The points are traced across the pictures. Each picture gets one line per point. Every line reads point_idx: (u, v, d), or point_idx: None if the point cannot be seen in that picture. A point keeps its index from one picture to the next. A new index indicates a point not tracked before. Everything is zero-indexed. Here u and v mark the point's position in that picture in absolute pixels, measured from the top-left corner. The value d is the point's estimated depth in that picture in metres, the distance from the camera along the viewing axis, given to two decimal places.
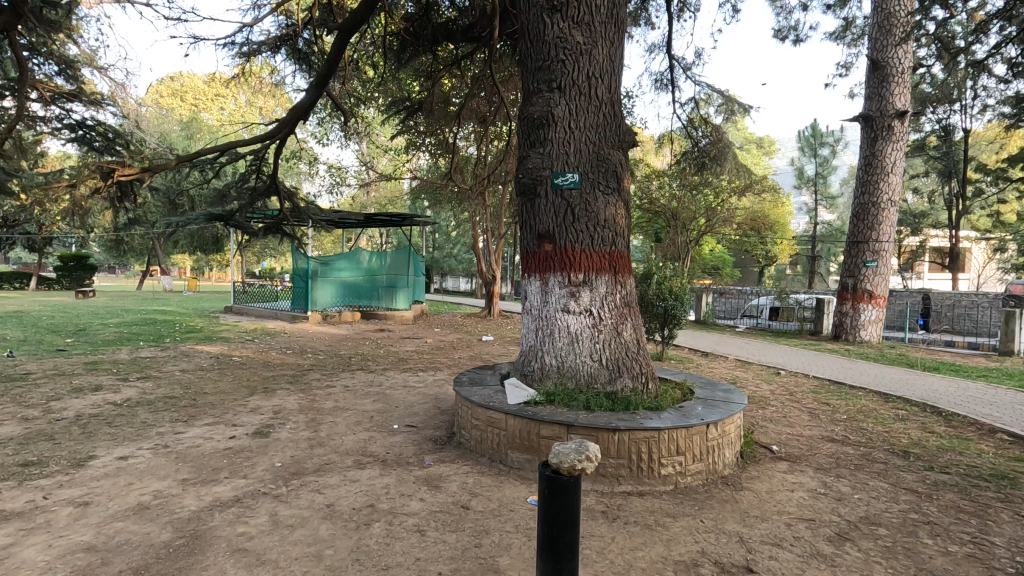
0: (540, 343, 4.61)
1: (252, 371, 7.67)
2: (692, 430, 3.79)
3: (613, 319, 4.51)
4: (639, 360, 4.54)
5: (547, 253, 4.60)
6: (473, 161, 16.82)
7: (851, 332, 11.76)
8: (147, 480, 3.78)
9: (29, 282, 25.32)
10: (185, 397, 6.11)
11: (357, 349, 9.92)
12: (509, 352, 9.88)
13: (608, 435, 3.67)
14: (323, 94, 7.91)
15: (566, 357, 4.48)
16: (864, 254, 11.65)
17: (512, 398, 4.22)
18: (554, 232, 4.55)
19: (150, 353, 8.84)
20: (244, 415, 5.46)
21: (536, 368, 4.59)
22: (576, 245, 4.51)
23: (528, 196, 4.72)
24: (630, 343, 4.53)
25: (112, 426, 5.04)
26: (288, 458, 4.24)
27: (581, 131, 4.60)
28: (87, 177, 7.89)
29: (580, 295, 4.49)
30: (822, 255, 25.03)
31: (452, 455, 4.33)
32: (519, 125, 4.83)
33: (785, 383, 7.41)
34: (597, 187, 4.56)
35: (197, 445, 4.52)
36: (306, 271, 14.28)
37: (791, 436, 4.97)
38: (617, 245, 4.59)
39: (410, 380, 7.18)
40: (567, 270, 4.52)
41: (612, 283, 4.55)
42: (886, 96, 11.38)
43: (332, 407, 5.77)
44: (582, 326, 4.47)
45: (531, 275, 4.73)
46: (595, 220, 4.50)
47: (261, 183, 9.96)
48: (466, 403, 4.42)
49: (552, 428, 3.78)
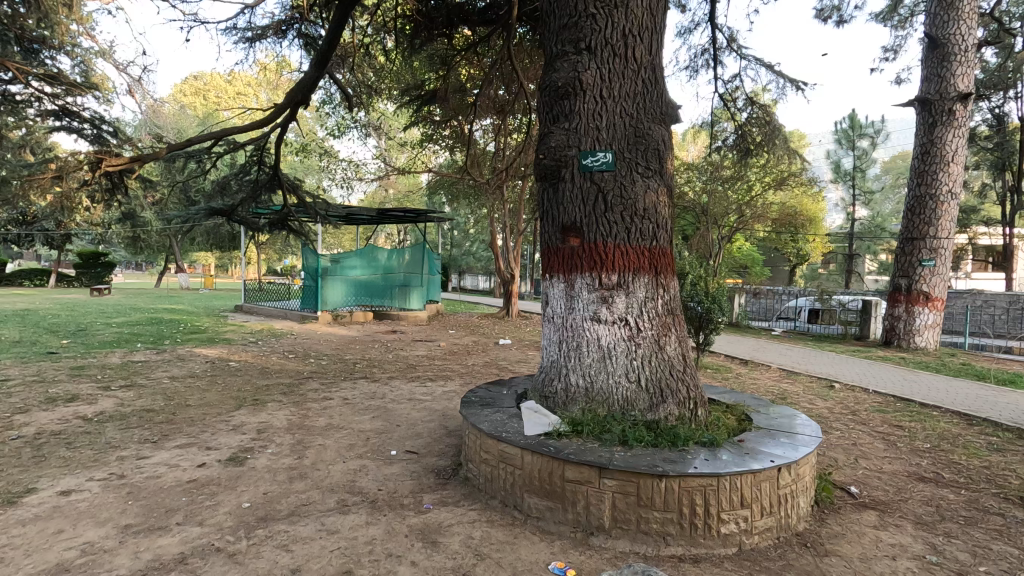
0: (564, 358, 3.81)
1: (247, 379, 7.01)
2: (759, 478, 2.97)
3: (654, 330, 3.70)
4: (687, 382, 3.70)
5: (573, 250, 3.81)
6: (491, 155, 16.05)
7: (904, 338, 10.69)
8: (81, 527, 3.09)
9: (49, 278, 25.38)
10: (164, 411, 5.45)
11: (364, 353, 9.24)
12: (528, 359, 9.06)
13: (651, 482, 2.88)
14: (324, 74, 7.17)
15: (596, 378, 3.66)
16: (920, 252, 10.59)
17: (530, 427, 3.44)
18: (582, 223, 3.77)
19: (143, 357, 8.26)
20: (224, 434, 4.77)
21: (559, 389, 3.78)
22: (607, 239, 3.70)
23: (550, 181, 3.93)
24: (674, 361, 3.71)
25: (70, 448, 4.38)
26: (258, 496, 3.51)
27: (615, 100, 3.79)
28: (69, 168, 7.28)
29: (614, 301, 3.68)
30: (861, 253, 23.63)
31: (456, 495, 3.55)
32: (540, 97, 4.04)
33: (844, 399, 6.48)
34: (633, 170, 3.74)
35: (156, 476, 3.82)
36: (316, 268, 13.63)
37: (870, 473, 4.08)
38: (658, 240, 3.77)
39: (418, 392, 6.42)
40: (597, 270, 3.71)
41: (652, 286, 3.73)
42: (946, 77, 10.28)
43: (324, 427, 5.03)
44: (616, 338, 3.66)
45: (553, 275, 3.94)
46: (631, 211, 3.71)
47: (263, 175, 9.39)
48: (474, 430, 3.64)
49: (580, 470, 3.01)
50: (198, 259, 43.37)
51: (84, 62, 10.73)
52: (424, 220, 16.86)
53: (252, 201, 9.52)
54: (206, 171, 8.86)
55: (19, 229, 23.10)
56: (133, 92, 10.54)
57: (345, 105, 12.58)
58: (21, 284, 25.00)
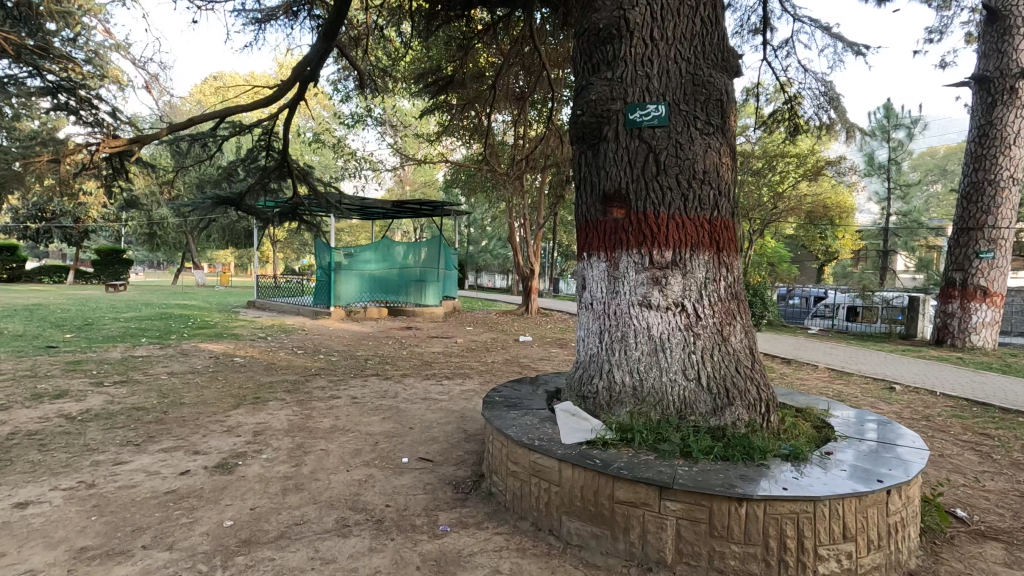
0: (607, 351, 3.20)
1: (250, 375, 6.52)
2: (865, 503, 2.33)
3: (716, 318, 3.08)
4: (757, 381, 3.05)
5: (617, 222, 3.20)
6: (509, 145, 15.43)
7: (959, 336, 9.87)
8: (27, 550, 2.55)
9: (67, 275, 25.41)
10: (155, 410, 4.95)
11: (377, 350, 8.71)
12: (551, 356, 8.43)
13: (727, 507, 2.26)
14: (333, 45, 6.61)
15: (646, 375, 3.04)
16: (977, 243, 9.74)
17: (568, 434, 2.84)
18: (628, 189, 3.16)
19: (144, 352, 7.83)
20: (216, 436, 4.25)
21: (600, 387, 3.16)
22: (657, 208, 3.09)
23: (589, 141, 3.33)
24: (740, 355, 3.07)
25: (43, 451, 3.88)
26: (244, 513, 2.95)
27: (669, 43, 3.17)
28: (68, 151, 6.88)
29: (669, 284, 3.07)
30: (896, 250, 22.51)
31: (477, 515, 2.95)
32: (579, 44, 3.46)
33: (912, 403, 5.75)
34: (691, 125, 3.11)
35: (130, 486, 3.29)
36: (329, 263, 13.19)
37: (974, 491, 3.39)
38: (720, 209, 3.15)
39: (432, 391, 5.85)
40: (647, 248, 3.10)
41: (713, 265, 3.10)
42: (1008, 52, 9.40)
43: (328, 429, 4.48)
44: (670, 328, 3.05)
45: (593, 254, 3.34)
46: (687, 174, 3.09)
47: (272, 161, 8.91)
48: (499, 436, 3.06)
49: (634, 490, 2.40)
50: (216, 257, 43.50)
51: (99, 56, 10.31)
52: (440, 215, 16.31)
53: (260, 189, 9.07)
54: (211, 156, 8.39)
55: (38, 225, 23.13)
56: (150, 87, 10.16)
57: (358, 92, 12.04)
58: (40, 281, 25.12)
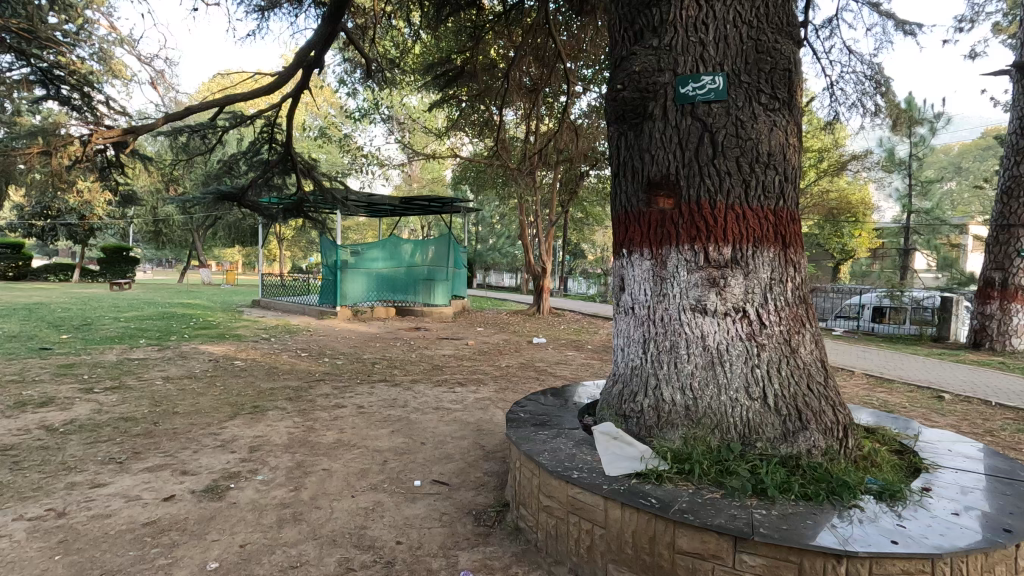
0: (652, 363, 2.76)
1: (250, 381, 6.13)
2: (992, 560, 1.88)
3: (783, 326, 2.63)
4: (832, 401, 2.59)
5: (664, 214, 2.76)
6: (520, 140, 14.96)
7: (998, 339, 9.35)
8: None
9: (73, 273, 25.25)
10: (144, 421, 4.55)
11: (385, 353, 8.29)
12: (568, 360, 7.98)
13: (824, 565, 1.82)
14: (338, 28, 6.15)
15: (701, 393, 2.59)
16: (1018, 240, 9.20)
17: (611, 465, 2.39)
18: (677, 175, 2.72)
19: (141, 354, 7.47)
20: (209, 452, 3.85)
21: (645, 406, 2.71)
22: (714, 197, 2.64)
23: (631, 120, 2.88)
24: (811, 370, 2.62)
25: (14, 470, 3.48)
26: (233, 553, 2.53)
27: (727, 3, 2.71)
28: (59, 142, 6.53)
29: (728, 286, 2.61)
30: (917, 248, 21.86)
31: (504, 557, 2.51)
32: (618, 10, 3.01)
33: (969, 416, 5.27)
34: (753, 100, 2.65)
35: (104, 516, 2.89)
36: (335, 262, 12.80)
37: None
38: (785, 197, 2.70)
39: (445, 400, 5.41)
40: (702, 244, 2.65)
41: (779, 263, 2.65)
42: None
43: (332, 444, 4.06)
44: (729, 337, 2.60)
45: (634, 251, 2.90)
46: (749, 156, 2.63)
47: (274, 155, 8.49)
48: (529, 463, 2.61)
49: (703, 540, 1.96)
50: (223, 256, 43.39)
51: (103, 50, 9.94)
52: (449, 212, 15.87)
53: (263, 184, 8.68)
54: (210, 148, 8.00)
55: (44, 223, 22.92)
56: (156, 82, 9.77)
57: (364, 85, 11.59)
58: (46, 279, 24.97)
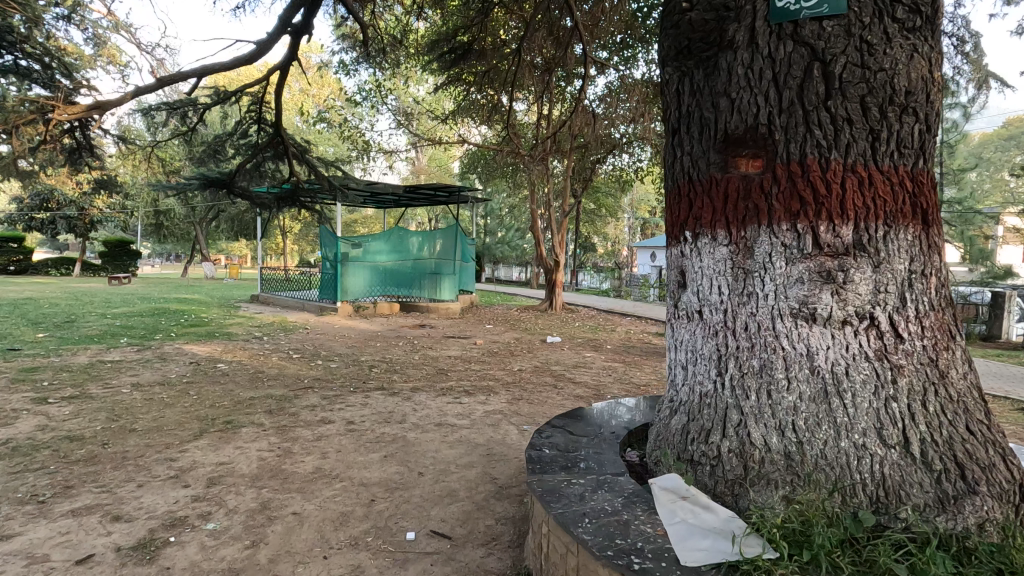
0: (734, 392, 1.97)
1: (229, 388, 5.40)
2: None
3: (926, 340, 1.83)
4: (1000, 448, 1.79)
5: (750, 182, 1.97)
6: (531, 126, 14.09)
7: None
8: None
9: (74, 266, 24.72)
10: (92, 442, 3.82)
11: (385, 354, 7.54)
12: (587, 363, 7.18)
13: None
14: None
15: (809, 439, 1.81)
16: None
17: (690, 555, 1.56)
18: (771, 126, 1.92)
19: (118, 356, 6.79)
20: (156, 487, 3.11)
21: (724, 451, 1.93)
22: (825, 155, 1.85)
23: (701, 54, 2.09)
24: (967, 401, 1.82)
25: None
26: None
27: None
28: (17, 118, 5.77)
29: (849, 281, 1.82)
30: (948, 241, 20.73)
31: None
32: None
33: None
34: (885, 14, 1.84)
35: None
36: (335, 255, 11.95)
37: None
38: (925, 155, 1.89)
39: (449, 414, 4.64)
40: (810, 223, 1.85)
41: (919, 247, 1.85)
42: None
43: (310, 474, 3.31)
44: (849, 356, 1.82)
45: (702, 233, 2.10)
46: (880, 95, 1.83)
47: (264, 137, 7.72)
48: (563, 535, 1.81)
49: None
50: (230, 249, 42.94)
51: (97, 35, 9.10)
52: (457, 202, 15.04)
53: (252, 170, 7.94)
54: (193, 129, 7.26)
55: (43, 216, 22.33)
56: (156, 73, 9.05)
57: (365, 65, 10.74)
58: (46, 273, 24.45)
